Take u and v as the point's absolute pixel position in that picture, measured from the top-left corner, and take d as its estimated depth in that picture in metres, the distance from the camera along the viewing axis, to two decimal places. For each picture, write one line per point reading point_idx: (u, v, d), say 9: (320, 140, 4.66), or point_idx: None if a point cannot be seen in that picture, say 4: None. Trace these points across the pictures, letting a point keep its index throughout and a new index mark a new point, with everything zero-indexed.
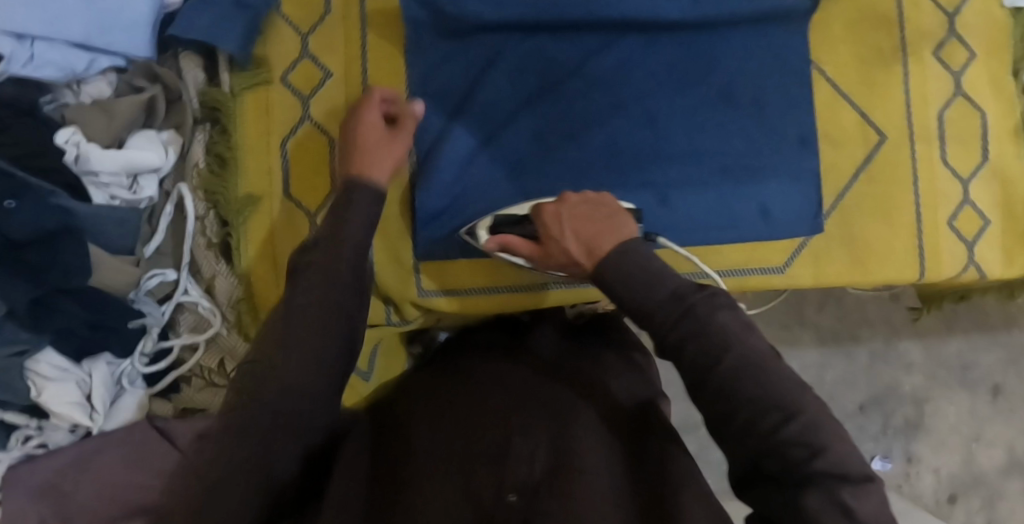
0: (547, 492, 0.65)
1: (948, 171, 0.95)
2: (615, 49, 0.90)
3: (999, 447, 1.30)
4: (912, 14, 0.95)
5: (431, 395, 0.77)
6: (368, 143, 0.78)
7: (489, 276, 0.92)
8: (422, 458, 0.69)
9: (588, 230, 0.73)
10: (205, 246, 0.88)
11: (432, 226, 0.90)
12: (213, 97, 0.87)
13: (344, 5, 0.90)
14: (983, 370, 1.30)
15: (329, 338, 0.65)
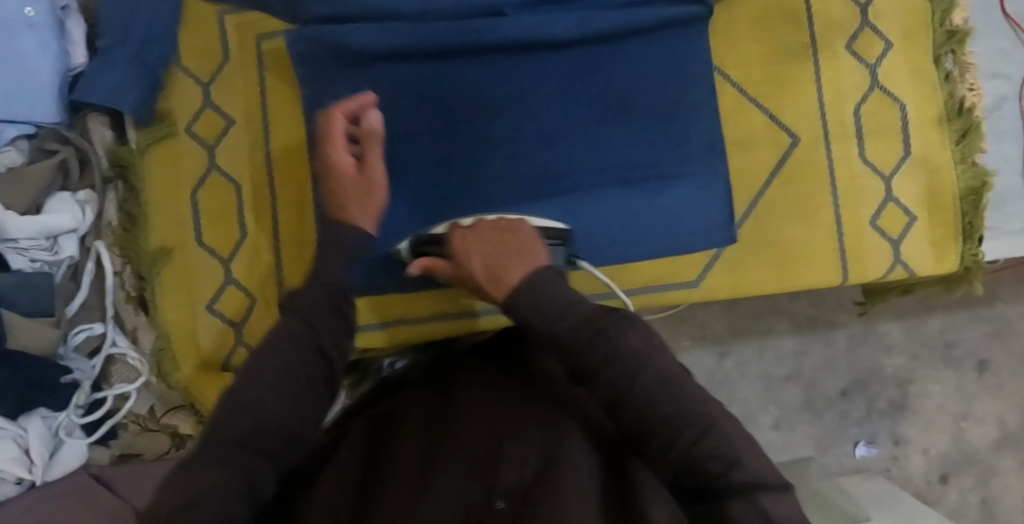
0: (537, 495, 0.53)
1: (867, 168, 0.92)
2: (509, 69, 0.89)
3: (988, 424, 1.20)
4: (820, 7, 0.92)
5: (424, 405, 0.68)
6: (345, 184, 0.81)
7: (411, 308, 0.95)
8: (398, 463, 0.59)
9: (496, 257, 0.70)
10: (125, 299, 0.92)
11: None
12: (121, 157, 0.90)
13: (241, 52, 0.92)
14: (967, 347, 1.21)
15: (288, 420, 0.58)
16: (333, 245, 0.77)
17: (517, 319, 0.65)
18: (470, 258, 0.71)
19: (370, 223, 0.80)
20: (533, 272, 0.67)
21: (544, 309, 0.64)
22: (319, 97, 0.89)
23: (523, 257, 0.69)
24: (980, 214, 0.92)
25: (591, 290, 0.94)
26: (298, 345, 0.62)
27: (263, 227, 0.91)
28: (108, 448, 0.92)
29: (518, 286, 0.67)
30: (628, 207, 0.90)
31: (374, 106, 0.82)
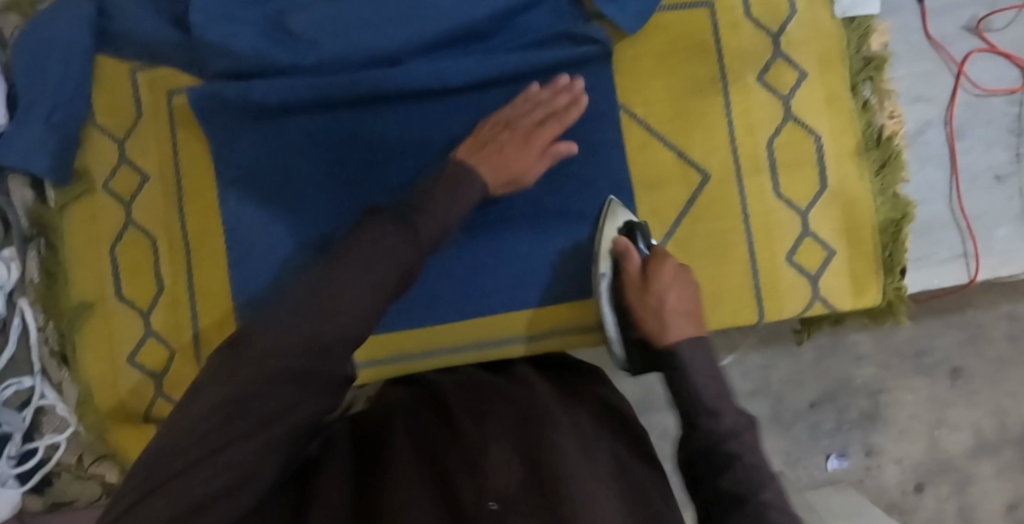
0: (529, 498, 0.56)
1: (781, 203, 0.90)
2: (407, 116, 0.89)
3: (965, 431, 1.12)
4: (728, 38, 0.90)
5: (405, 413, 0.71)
6: (510, 154, 0.84)
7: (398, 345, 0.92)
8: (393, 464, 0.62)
9: (683, 303, 0.77)
10: (49, 353, 0.95)
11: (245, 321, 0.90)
12: (40, 216, 0.93)
13: (154, 108, 0.94)
14: (940, 354, 1.12)
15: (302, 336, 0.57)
16: (530, 155, 0.85)
17: (676, 383, 0.72)
18: (666, 292, 0.78)
19: (535, 151, 0.85)
20: (700, 339, 0.74)
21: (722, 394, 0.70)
22: (225, 150, 0.90)
23: (698, 319, 0.77)
24: (900, 246, 0.90)
25: (504, 330, 0.91)
26: (391, 261, 0.63)
27: (179, 278, 0.93)
28: (42, 495, 0.96)
29: (683, 343, 0.74)
30: (530, 254, 0.90)
31: (584, 87, 0.86)
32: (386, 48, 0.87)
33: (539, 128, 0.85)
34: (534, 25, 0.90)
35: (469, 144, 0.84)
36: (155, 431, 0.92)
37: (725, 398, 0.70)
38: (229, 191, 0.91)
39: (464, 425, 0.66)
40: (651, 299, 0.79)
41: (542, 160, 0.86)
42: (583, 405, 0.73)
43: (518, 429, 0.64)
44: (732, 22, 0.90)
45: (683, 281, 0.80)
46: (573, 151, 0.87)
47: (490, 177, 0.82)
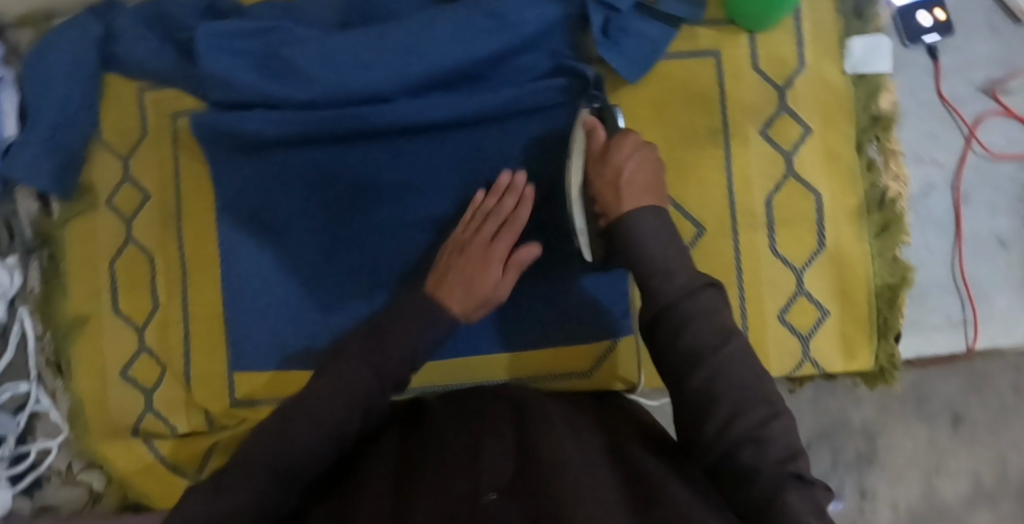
0: (524, 489, 0.54)
1: (776, 260, 0.89)
2: (398, 156, 0.90)
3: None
4: (732, 89, 0.89)
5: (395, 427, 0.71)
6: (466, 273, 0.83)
7: None
8: (379, 469, 0.63)
9: (638, 178, 0.77)
10: (46, 362, 0.97)
11: (235, 345, 0.92)
12: (42, 228, 0.95)
13: (156, 128, 0.95)
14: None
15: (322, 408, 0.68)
16: (492, 272, 0.84)
17: (628, 246, 0.74)
18: (623, 164, 0.78)
19: (495, 266, 0.84)
20: (652, 208, 0.76)
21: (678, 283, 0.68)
22: (219, 179, 0.91)
23: (654, 192, 0.78)
24: (896, 312, 0.89)
25: (492, 374, 0.93)
26: (379, 353, 0.74)
27: (173, 297, 0.94)
28: (31, 498, 0.97)
29: (636, 212, 0.75)
30: (512, 297, 0.92)
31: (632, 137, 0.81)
32: (380, 88, 0.87)
33: (494, 243, 0.85)
34: (532, 63, 0.89)
35: (433, 278, 0.84)
36: (142, 445, 0.94)
37: (677, 257, 0.71)
38: (224, 217, 0.92)
39: (456, 428, 0.65)
40: (607, 173, 0.79)
41: (506, 275, 0.85)
42: (583, 417, 0.71)
43: (515, 428, 0.63)
44: (736, 73, 0.88)
45: (643, 160, 0.79)
46: (534, 254, 0.84)
47: (455, 304, 0.82)
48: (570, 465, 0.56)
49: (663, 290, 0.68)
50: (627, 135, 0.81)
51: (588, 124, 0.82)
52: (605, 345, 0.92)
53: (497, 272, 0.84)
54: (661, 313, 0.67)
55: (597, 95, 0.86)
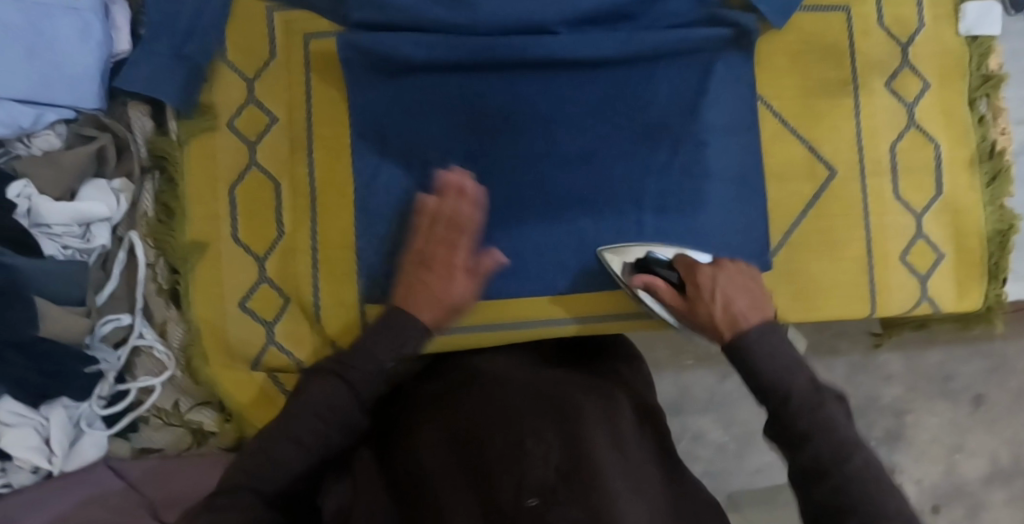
0: (567, 493, 0.61)
1: (898, 205, 0.94)
2: (541, 91, 0.89)
3: (982, 457, 1.16)
4: (861, 42, 0.94)
5: (428, 399, 0.75)
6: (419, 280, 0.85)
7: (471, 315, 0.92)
8: (421, 452, 0.68)
9: (746, 305, 0.75)
10: (155, 291, 0.91)
11: (376, 267, 0.89)
12: (160, 146, 0.89)
13: (287, 50, 0.91)
14: (965, 380, 1.16)
15: (339, 401, 0.70)
16: (448, 274, 0.86)
17: (743, 359, 0.70)
18: (714, 302, 0.77)
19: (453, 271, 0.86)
20: (769, 327, 0.71)
21: (780, 358, 0.68)
22: (358, 101, 0.89)
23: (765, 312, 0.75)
24: (1006, 255, 0.95)
25: (567, 309, 0.92)
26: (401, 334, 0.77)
27: (302, 224, 0.90)
28: (129, 439, 0.93)
29: (750, 334, 0.71)
30: (668, 234, 0.91)
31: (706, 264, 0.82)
32: (544, 20, 0.87)
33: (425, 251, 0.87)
34: (683, 9, 0.90)
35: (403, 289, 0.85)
36: (265, 379, 0.90)
37: (797, 364, 0.68)
38: (360, 145, 0.89)
39: (493, 419, 0.67)
40: (703, 314, 0.78)
41: (470, 280, 0.87)
42: (583, 378, 0.76)
43: (546, 417, 0.67)
44: (865, 29, 0.94)
45: (735, 275, 0.80)
46: (497, 258, 0.86)
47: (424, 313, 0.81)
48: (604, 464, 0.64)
49: (802, 420, 0.64)
50: (683, 277, 0.83)
51: (636, 284, 0.85)
52: None
53: (455, 249, 0.86)
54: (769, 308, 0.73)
55: (609, 252, 0.90)
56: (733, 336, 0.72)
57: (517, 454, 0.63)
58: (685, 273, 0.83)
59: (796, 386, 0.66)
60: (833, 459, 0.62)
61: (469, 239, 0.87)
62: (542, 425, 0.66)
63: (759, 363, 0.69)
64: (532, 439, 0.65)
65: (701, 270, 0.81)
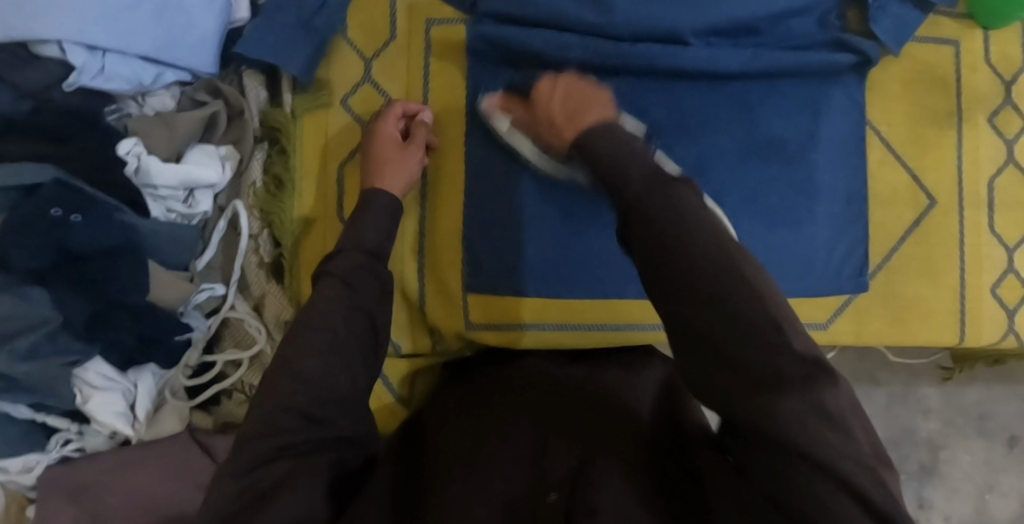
0: (585, 482, 0.64)
1: (993, 238, 0.96)
2: (627, 88, 0.88)
3: (1012, 497, 1.18)
4: (969, 78, 0.96)
5: (454, 404, 0.79)
6: (379, 159, 0.84)
7: (549, 312, 0.88)
8: (450, 451, 0.71)
9: (578, 104, 0.74)
10: (255, 265, 0.90)
11: (495, 257, 0.87)
12: (273, 118, 0.88)
13: (409, 32, 0.91)
14: (1002, 420, 1.19)
15: (338, 389, 0.66)
16: (397, 151, 0.85)
17: (587, 151, 0.65)
18: (551, 108, 0.76)
19: (407, 156, 0.84)
20: (604, 121, 0.68)
21: (622, 141, 0.64)
22: (481, 89, 0.88)
23: (598, 102, 0.73)
24: None
25: None
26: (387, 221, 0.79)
27: (411, 211, 0.90)
28: (209, 413, 0.92)
29: (595, 124, 0.67)
30: (778, 244, 0.90)
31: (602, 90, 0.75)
32: (676, 28, 0.87)
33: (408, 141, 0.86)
34: (805, 32, 0.91)
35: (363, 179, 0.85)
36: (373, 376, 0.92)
37: (638, 154, 0.62)
38: (475, 132, 0.89)
39: (523, 422, 0.71)
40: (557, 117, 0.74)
41: (413, 152, 0.85)
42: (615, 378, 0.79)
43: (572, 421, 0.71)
44: (972, 64, 0.96)
45: (573, 86, 0.77)
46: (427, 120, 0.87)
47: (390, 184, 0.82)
48: (627, 461, 0.66)
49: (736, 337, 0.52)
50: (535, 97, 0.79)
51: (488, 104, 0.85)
52: (841, 301, 0.94)
53: (410, 148, 0.85)
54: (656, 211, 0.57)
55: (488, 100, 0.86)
56: (584, 131, 0.67)
57: (538, 455, 0.68)
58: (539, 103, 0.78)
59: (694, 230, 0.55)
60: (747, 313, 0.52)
61: (421, 141, 0.86)
62: (567, 431, 0.70)
63: (602, 154, 0.63)
64: (556, 440, 0.69)
65: (541, 87, 0.78)
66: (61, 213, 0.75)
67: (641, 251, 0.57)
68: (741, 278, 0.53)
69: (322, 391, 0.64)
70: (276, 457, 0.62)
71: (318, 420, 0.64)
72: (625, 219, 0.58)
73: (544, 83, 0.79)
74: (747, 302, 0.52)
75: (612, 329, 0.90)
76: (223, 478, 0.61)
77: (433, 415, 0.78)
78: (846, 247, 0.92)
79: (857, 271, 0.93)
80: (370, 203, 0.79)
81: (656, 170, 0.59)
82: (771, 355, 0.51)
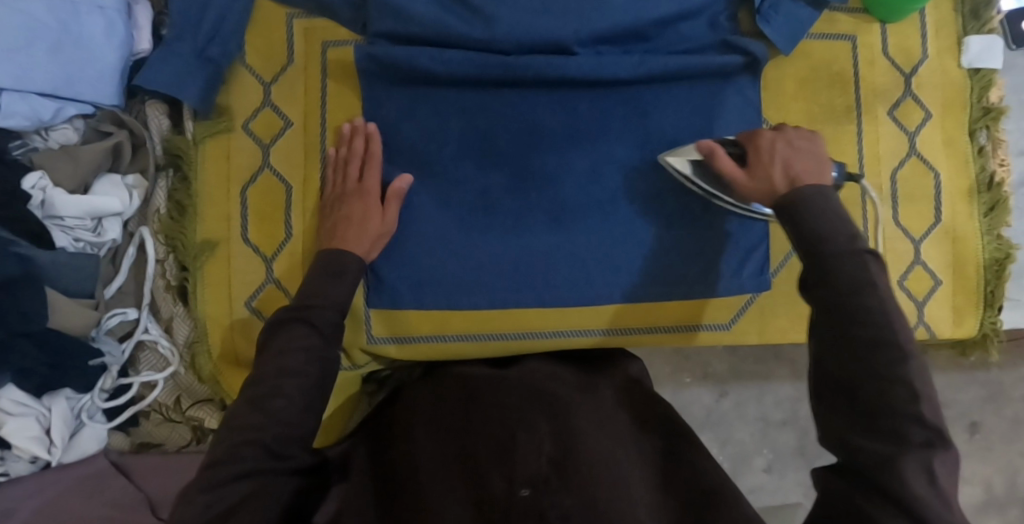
0: (557, 480, 0.73)
1: (898, 231, 0.96)
2: (520, 101, 0.91)
3: (975, 484, 1.18)
4: (866, 72, 0.96)
5: (419, 406, 0.86)
6: (346, 215, 0.87)
7: (445, 323, 0.92)
8: (425, 455, 0.79)
9: (806, 167, 0.75)
10: (164, 287, 0.94)
11: (392, 268, 0.90)
12: (175, 145, 0.92)
13: (306, 56, 0.93)
14: (961, 407, 1.19)
15: (302, 427, 0.75)
16: (371, 205, 0.87)
17: (792, 215, 0.71)
18: (773, 172, 0.76)
19: (376, 208, 0.87)
20: (817, 187, 0.72)
21: (830, 216, 0.70)
22: (376, 108, 0.91)
23: (821, 163, 0.76)
24: (1001, 285, 0.98)
25: (629, 322, 0.94)
26: (337, 265, 0.84)
27: (309, 229, 0.91)
28: (130, 434, 0.96)
29: (814, 191, 0.72)
30: (668, 245, 0.92)
31: (805, 131, 0.79)
32: (560, 38, 0.89)
33: (362, 183, 0.88)
34: (694, 35, 0.93)
35: (326, 231, 0.88)
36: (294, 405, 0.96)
37: (845, 223, 0.70)
38: None
39: (492, 420, 0.79)
40: (762, 172, 0.77)
41: (387, 208, 0.87)
42: (573, 382, 0.88)
43: (539, 421, 0.79)
44: (871, 58, 0.96)
45: (796, 138, 0.79)
46: (407, 182, 0.88)
47: (357, 247, 0.85)
48: (591, 460, 0.76)
49: (874, 327, 0.64)
50: (747, 152, 0.80)
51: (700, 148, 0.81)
52: (744, 300, 0.96)
53: (368, 188, 0.87)
54: (827, 279, 0.67)
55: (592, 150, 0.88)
56: (789, 191, 0.73)
57: (510, 451, 0.75)
58: (748, 145, 0.80)
59: (870, 292, 0.65)
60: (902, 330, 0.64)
61: (374, 180, 0.88)
62: (533, 428, 0.78)
63: (813, 219, 0.70)
64: (523, 435, 0.77)
65: (764, 134, 0.79)
66: None
67: (823, 330, 0.67)
68: (882, 299, 0.65)
69: (286, 424, 0.74)
70: (240, 480, 0.70)
71: (284, 455, 0.73)
72: (813, 277, 0.68)
73: (773, 134, 0.79)
74: (884, 328, 0.64)
75: (512, 338, 0.93)
76: (192, 492, 0.69)
77: (395, 421, 0.86)
78: (742, 247, 0.93)
79: (756, 271, 0.93)
80: (342, 261, 0.84)
81: (852, 238, 0.68)
82: (896, 366, 0.63)
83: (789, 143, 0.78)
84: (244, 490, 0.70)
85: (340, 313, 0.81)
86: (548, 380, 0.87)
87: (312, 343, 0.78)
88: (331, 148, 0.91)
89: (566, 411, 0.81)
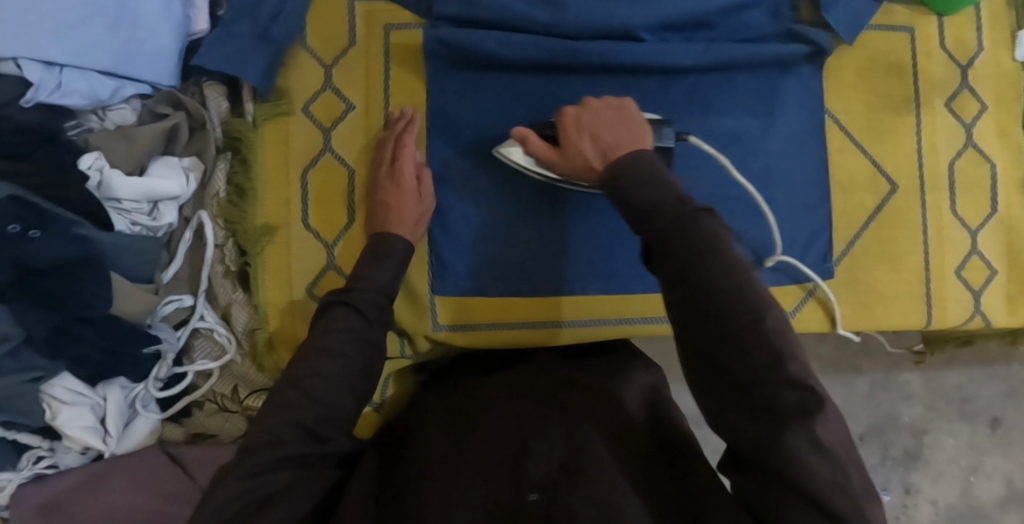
0: (567, 485, 0.67)
1: (955, 219, 0.97)
2: (586, 88, 0.90)
3: (997, 479, 1.19)
4: (923, 63, 0.97)
5: (436, 413, 0.81)
6: (388, 200, 0.85)
7: (510, 310, 0.91)
8: (434, 455, 0.73)
9: (616, 138, 0.74)
10: (222, 274, 0.91)
11: (458, 254, 0.90)
12: (235, 127, 0.89)
13: (367, 38, 0.91)
14: (984, 402, 1.20)
15: (345, 410, 0.73)
16: (408, 189, 0.85)
17: (619, 190, 0.69)
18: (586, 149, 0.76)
19: (412, 191, 0.85)
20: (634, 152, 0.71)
21: (652, 183, 0.67)
22: (440, 92, 0.89)
23: (633, 126, 0.75)
24: None
25: None
26: (381, 250, 0.82)
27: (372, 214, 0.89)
28: (181, 424, 0.93)
29: (626, 157, 0.70)
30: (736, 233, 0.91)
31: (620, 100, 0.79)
32: (627, 25, 0.88)
33: (397, 164, 0.86)
34: (756, 24, 0.92)
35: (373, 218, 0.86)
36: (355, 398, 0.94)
37: (667, 184, 0.67)
38: (437, 135, 0.89)
39: (505, 427, 0.74)
40: (574, 151, 0.77)
41: (422, 192, 0.86)
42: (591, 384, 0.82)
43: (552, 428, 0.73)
44: (928, 50, 0.97)
45: (602, 109, 0.78)
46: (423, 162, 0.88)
47: (402, 232, 0.84)
48: (604, 466, 0.69)
49: (729, 296, 0.61)
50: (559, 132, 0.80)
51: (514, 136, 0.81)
52: (808, 288, 0.94)
53: (405, 171, 0.86)
54: (667, 251, 0.64)
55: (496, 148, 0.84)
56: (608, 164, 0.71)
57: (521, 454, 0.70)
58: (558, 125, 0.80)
59: (711, 260, 0.62)
60: (754, 290, 0.62)
61: (411, 163, 0.86)
62: (546, 434, 0.72)
63: (642, 189, 0.67)
64: (536, 441, 0.71)
65: (568, 111, 0.79)
66: (19, 229, 0.75)
67: (679, 307, 0.63)
68: (725, 263, 0.62)
69: (330, 406, 0.72)
70: (279, 465, 0.67)
71: (322, 438, 0.71)
72: (655, 251, 0.65)
73: (576, 110, 0.79)
74: (737, 299, 0.61)
75: (577, 325, 0.92)
76: (227, 481, 0.66)
77: (413, 426, 0.81)
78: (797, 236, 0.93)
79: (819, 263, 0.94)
80: (386, 246, 0.82)
81: (678, 200, 0.65)
82: (763, 335, 0.60)
83: (593, 117, 0.77)
84: (280, 480, 0.67)
85: (383, 296, 0.79)
86: (568, 386, 0.82)
87: (355, 332, 0.76)
88: (382, 132, 0.89)
89: (580, 418, 0.75)
